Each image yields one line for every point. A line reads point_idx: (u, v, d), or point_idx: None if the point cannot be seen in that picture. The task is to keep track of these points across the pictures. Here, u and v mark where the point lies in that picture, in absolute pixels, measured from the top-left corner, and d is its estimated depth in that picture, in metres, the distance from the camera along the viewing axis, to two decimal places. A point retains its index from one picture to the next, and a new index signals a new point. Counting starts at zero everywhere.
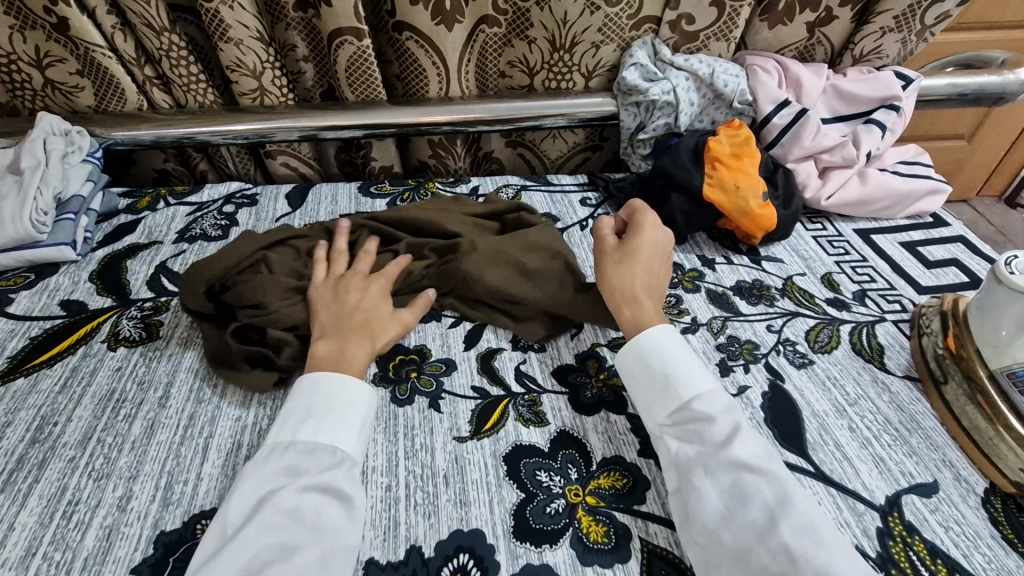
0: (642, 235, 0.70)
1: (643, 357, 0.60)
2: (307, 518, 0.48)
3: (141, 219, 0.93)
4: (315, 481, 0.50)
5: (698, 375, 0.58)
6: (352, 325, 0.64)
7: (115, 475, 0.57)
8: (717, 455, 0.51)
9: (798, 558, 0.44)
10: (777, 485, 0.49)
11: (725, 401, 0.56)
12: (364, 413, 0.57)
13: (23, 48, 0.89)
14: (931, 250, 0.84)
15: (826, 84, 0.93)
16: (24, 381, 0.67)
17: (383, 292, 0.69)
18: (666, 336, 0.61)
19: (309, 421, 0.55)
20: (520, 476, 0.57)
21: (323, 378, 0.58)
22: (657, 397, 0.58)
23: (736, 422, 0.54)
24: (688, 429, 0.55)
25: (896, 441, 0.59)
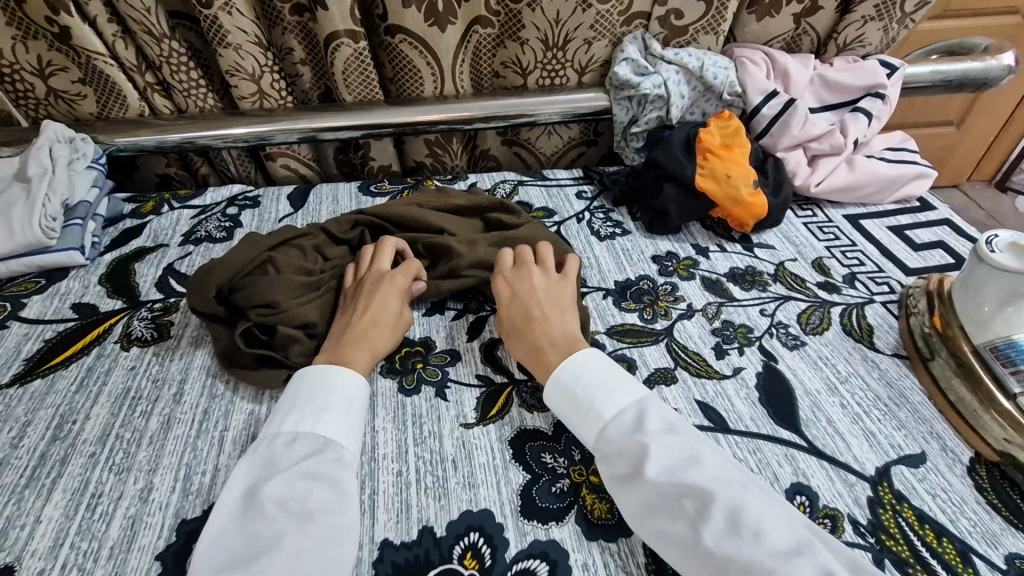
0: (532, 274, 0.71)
1: (558, 395, 0.60)
2: (297, 503, 0.50)
3: (146, 223, 0.95)
4: (298, 469, 0.53)
5: (603, 398, 0.57)
6: (362, 323, 0.67)
7: (135, 468, 0.60)
8: (633, 483, 0.51)
9: (724, 566, 0.44)
10: (695, 492, 0.48)
11: (633, 417, 0.55)
12: (349, 397, 0.60)
13: (25, 58, 0.91)
14: (918, 233, 0.87)
15: (813, 74, 0.95)
16: (42, 382, 0.69)
17: (396, 289, 0.70)
18: (570, 368, 0.60)
19: (292, 413, 0.58)
20: (525, 458, 0.59)
21: (311, 374, 0.61)
22: (579, 428, 0.58)
23: (641, 440, 0.52)
24: (607, 460, 0.54)
25: (885, 416, 0.62)
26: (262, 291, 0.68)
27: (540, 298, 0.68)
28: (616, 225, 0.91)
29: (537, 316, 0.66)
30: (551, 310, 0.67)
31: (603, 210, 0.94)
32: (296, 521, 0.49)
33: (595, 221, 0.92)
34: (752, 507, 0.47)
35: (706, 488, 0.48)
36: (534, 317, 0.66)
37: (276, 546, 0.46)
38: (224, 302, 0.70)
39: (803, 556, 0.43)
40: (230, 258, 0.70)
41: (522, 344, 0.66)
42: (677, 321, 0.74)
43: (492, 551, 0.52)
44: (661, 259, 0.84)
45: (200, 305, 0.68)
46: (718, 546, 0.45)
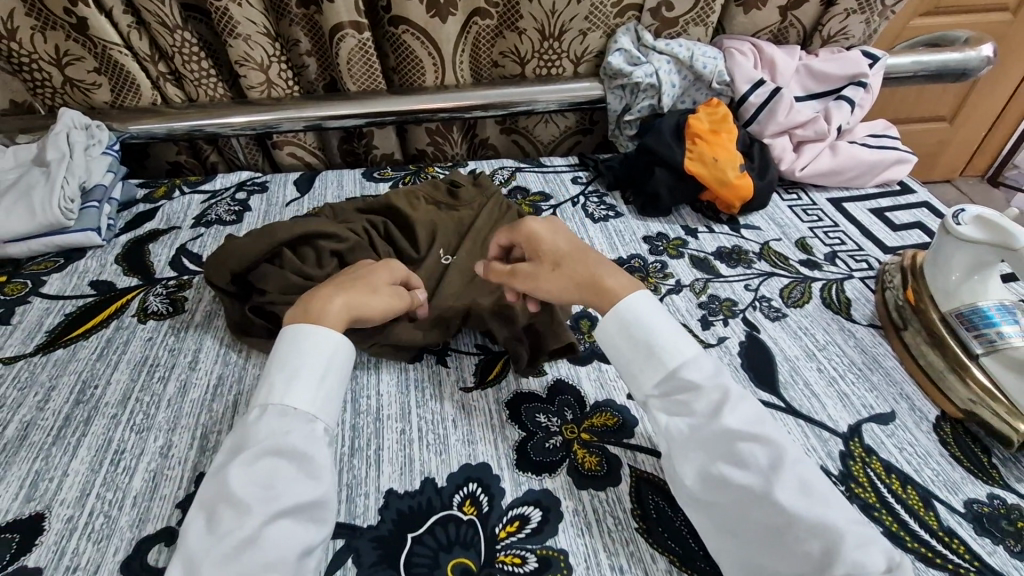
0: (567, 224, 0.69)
1: (616, 336, 0.59)
2: (263, 479, 0.50)
3: (158, 207, 0.99)
4: (266, 445, 0.52)
5: (680, 345, 0.57)
6: (339, 283, 0.64)
7: (155, 428, 0.63)
8: (711, 425, 0.52)
9: (793, 519, 0.46)
10: (769, 447, 0.50)
11: (710, 367, 0.56)
12: (321, 365, 0.57)
13: (43, 49, 0.95)
14: (897, 215, 0.91)
15: (799, 64, 0.99)
16: (64, 351, 0.73)
17: (388, 271, 0.68)
18: (635, 307, 0.59)
19: (267, 382, 0.56)
20: (521, 418, 0.63)
21: (290, 331, 0.59)
22: (643, 365, 0.57)
23: (723, 389, 0.54)
24: (678, 401, 0.55)
25: (858, 379, 0.66)
26: (273, 277, 0.72)
27: (572, 238, 0.66)
28: (610, 208, 0.95)
29: (566, 251, 0.65)
30: (584, 245, 0.66)
31: (597, 194, 0.98)
32: (260, 499, 0.49)
33: (590, 204, 0.96)
34: (818, 477, 0.50)
35: (780, 449, 0.50)
36: (566, 251, 0.65)
37: (240, 526, 0.47)
38: (238, 280, 0.74)
39: (863, 525, 0.47)
40: (245, 244, 0.73)
41: (559, 277, 0.63)
42: (666, 296, 0.78)
43: (489, 498, 0.56)
44: (651, 240, 0.88)
45: (216, 279, 0.72)
46: (789, 501, 0.47)
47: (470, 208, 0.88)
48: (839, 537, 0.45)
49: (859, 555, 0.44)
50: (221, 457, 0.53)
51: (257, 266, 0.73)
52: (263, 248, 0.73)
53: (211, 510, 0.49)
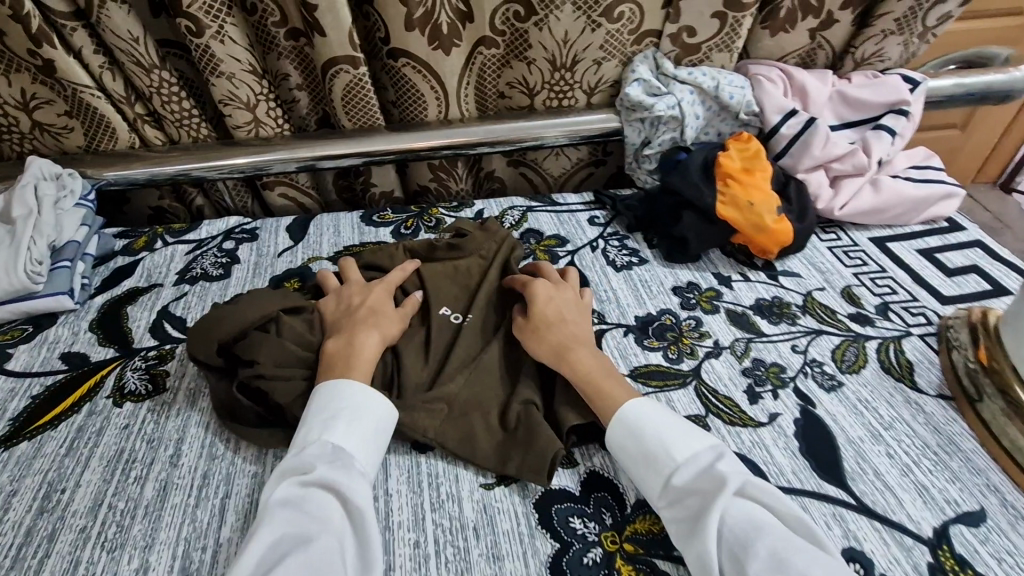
0: (562, 294, 0.71)
1: (620, 444, 0.57)
2: (319, 509, 0.50)
3: (138, 261, 0.90)
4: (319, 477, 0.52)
5: (676, 440, 0.55)
6: (356, 318, 0.67)
7: (130, 545, 0.55)
8: (702, 531, 0.49)
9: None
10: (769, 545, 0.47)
11: (710, 464, 0.53)
12: (365, 404, 0.58)
13: (8, 92, 0.86)
14: (949, 257, 0.83)
15: (832, 90, 0.91)
16: (28, 445, 0.64)
17: (385, 289, 0.72)
18: (638, 410, 0.58)
19: (319, 418, 0.57)
20: (553, 524, 0.55)
21: (317, 388, 0.60)
22: (646, 472, 0.55)
23: (717, 488, 0.51)
24: (678, 507, 0.52)
25: (936, 467, 0.58)
26: (268, 350, 0.63)
27: (563, 305, 0.69)
28: (632, 253, 0.87)
29: (554, 319, 0.67)
30: (570, 316, 0.68)
31: (617, 237, 0.90)
32: (319, 527, 0.49)
33: (610, 249, 0.88)
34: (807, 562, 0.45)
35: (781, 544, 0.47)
36: (563, 320, 0.67)
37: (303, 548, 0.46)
38: (226, 353, 0.65)
39: None
40: (236, 312, 0.66)
41: (539, 345, 0.65)
42: (704, 361, 0.70)
43: None
44: (681, 291, 0.80)
45: (200, 352, 0.64)
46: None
47: (475, 256, 0.79)
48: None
49: None
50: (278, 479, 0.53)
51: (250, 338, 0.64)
52: (256, 316, 0.66)
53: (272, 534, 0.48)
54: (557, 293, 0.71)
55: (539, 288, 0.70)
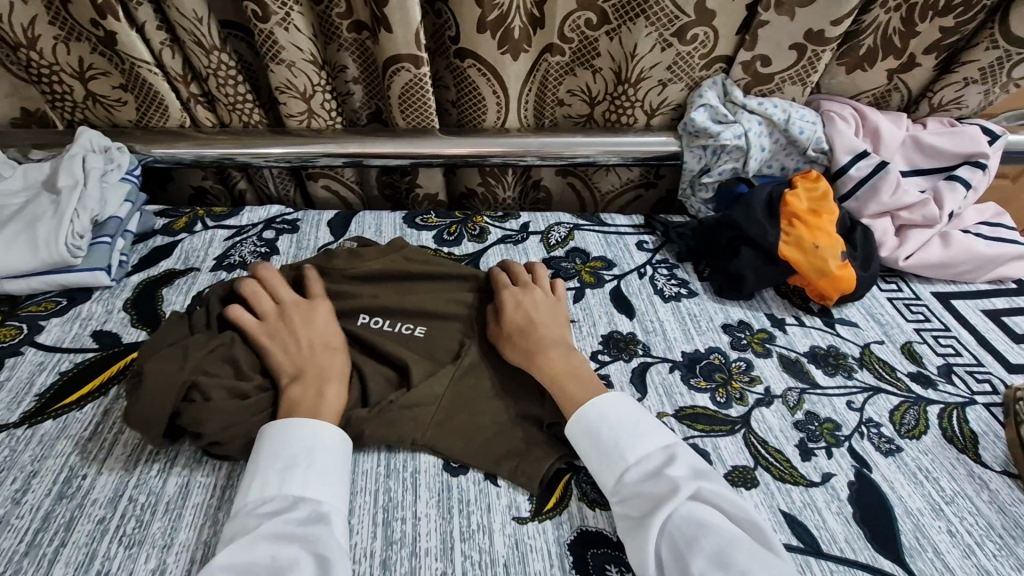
0: (537, 295, 0.73)
1: (579, 441, 0.59)
2: (263, 571, 0.46)
3: (177, 242, 0.89)
4: (268, 529, 0.49)
5: (630, 439, 0.57)
6: (313, 356, 0.63)
7: (148, 542, 0.53)
8: (649, 524, 0.51)
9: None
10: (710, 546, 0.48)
11: (661, 465, 0.55)
12: (328, 444, 0.56)
13: (65, 60, 0.85)
14: (1017, 322, 0.79)
15: (905, 134, 0.87)
16: (53, 424, 0.62)
17: (325, 315, 0.67)
18: (597, 407, 0.59)
19: (260, 471, 0.53)
20: (588, 569, 0.53)
21: (266, 431, 0.56)
22: (602, 468, 0.57)
23: (665, 486, 0.53)
24: (628, 503, 0.54)
25: (1001, 551, 0.54)
26: (213, 414, 0.56)
27: (537, 307, 0.71)
28: (681, 284, 0.84)
29: (521, 317, 0.68)
30: (540, 315, 0.70)
31: (666, 265, 0.87)
32: None
33: (659, 278, 0.84)
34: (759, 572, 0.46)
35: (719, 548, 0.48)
36: (534, 320, 0.68)
37: None
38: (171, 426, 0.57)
39: None
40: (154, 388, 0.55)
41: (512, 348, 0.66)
42: (754, 409, 0.66)
43: None
44: (732, 330, 0.76)
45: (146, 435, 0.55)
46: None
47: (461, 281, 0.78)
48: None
49: None
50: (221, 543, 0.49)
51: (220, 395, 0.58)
52: (178, 387, 0.56)
53: None
54: (529, 296, 0.72)
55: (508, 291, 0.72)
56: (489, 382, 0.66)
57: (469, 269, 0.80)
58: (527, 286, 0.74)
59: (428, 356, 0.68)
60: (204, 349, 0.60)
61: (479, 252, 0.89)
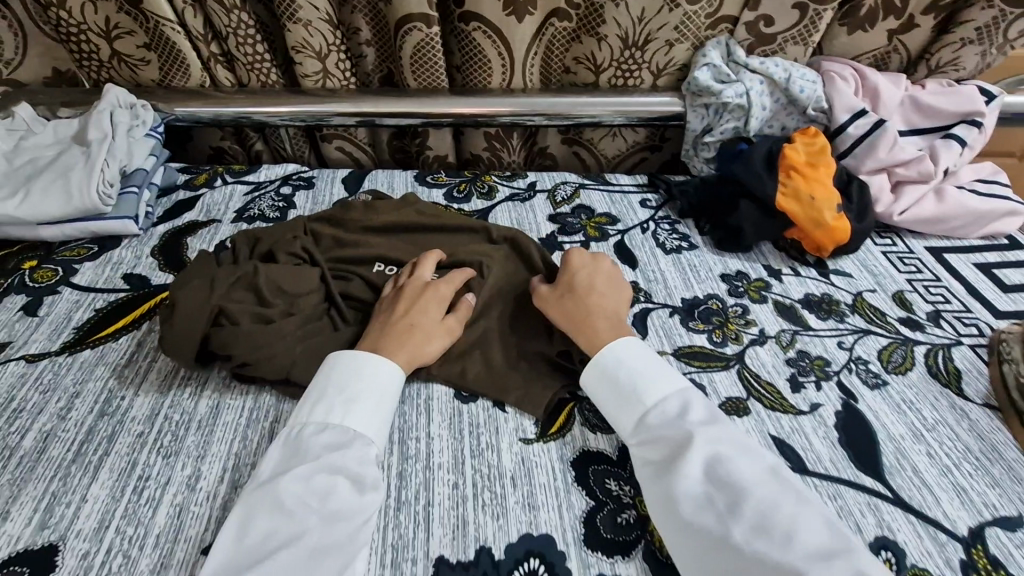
0: (602, 266, 0.71)
1: (599, 381, 0.60)
2: (317, 500, 0.49)
3: (198, 196, 0.93)
4: (321, 460, 0.51)
5: (649, 384, 0.58)
6: (396, 330, 0.63)
7: (184, 453, 0.57)
8: (669, 468, 0.51)
9: (754, 566, 0.44)
10: (732, 489, 0.48)
11: (681, 409, 0.55)
12: (377, 387, 0.58)
13: (92, 19, 0.89)
14: (1007, 274, 0.81)
15: (904, 94, 0.89)
16: (91, 353, 0.67)
17: (438, 299, 0.66)
18: (616, 353, 0.60)
19: (324, 400, 0.56)
20: (589, 483, 0.56)
21: (337, 365, 0.59)
22: (621, 413, 0.58)
23: (686, 429, 0.53)
24: (646, 446, 0.55)
25: (977, 471, 0.58)
26: (240, 338, 0.60)
27: (600, 275, 0.70)
28: (682, 238, 0.87)
29: (573, 285, 0.68)
30: (596, 282, 0.68)
31: (668, 221, 0.90)
32: (315, 514, 0.48)
33: (661, 232, 0.88)
34: (787, 513, 0.47)
35: (741, 489, 0.48)
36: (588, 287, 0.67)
37: (297, 540, 0.46)
38: (202, 350, 0.62)
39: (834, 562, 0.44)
40: (184, 315, 0.60)
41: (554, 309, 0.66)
42: (748, 347, 0.70)
43: None
44: (730, 279, 0.80)
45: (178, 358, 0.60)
46: (746, 545, 0.45)
47: (470, 228, 0.82)
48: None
49: None
50: (274, 465, 0.52)
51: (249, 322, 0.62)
52: (206, 313, 0.61)
53: (264, 526, 0.47)
54: (597, 268, 0.70)
55: (576, 260, 0.71)
56: (499, 322, 0.70)
57: (477, 221, 0.83)
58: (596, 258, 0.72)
59: None
60: (228, 280, 0.64)
61: (487, 208, 0.93)
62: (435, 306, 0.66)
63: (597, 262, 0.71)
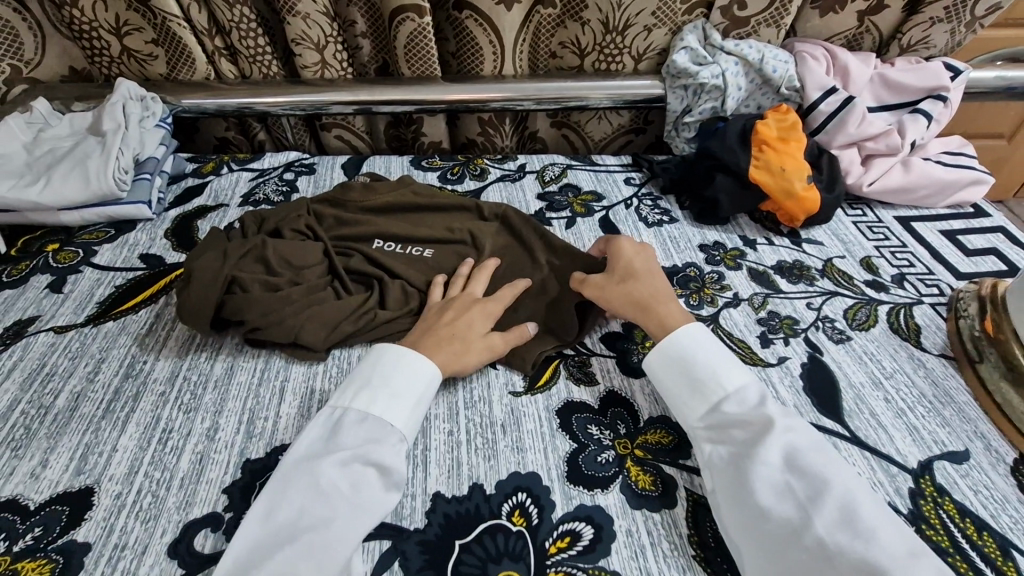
0: (658, 264, 0.73)
1: (670, 364, 0.61)
2: (348, 487, 0.51)
3: (206, 183, 0.99)
4: (356, 450, 0.53)
5: (724, 371, 0.59)
6: (441, 334, 0.64)
7: (203, 409, 0.63)
8: (750, 454, 0.53)
9: (833, 554, 0.45)
10: (814, 481, 0.50)
11: (756, 401, 0.57)
12: (413, 381, 0.59)
13: (104, 17, 0.94)
14: (970, 239, 0.86)
15: (874, 72, 0.94)
16: (114, 323, 0.72)
17: (485, 314, 0.68)
18: (690, 341, 0.62)
19: (366, 390, 0.58)
20: (572, 428, 0.62)
21: (383, 360, 0.61)
22: (690, 398, 0.59)
23: (766, 418, 0.55)
24: (722, 433, 0.56)
25: (929, 413, 0.63)
26: (252, 304, 0.66)
27: (655, 269, 0.72)
28: (664, 212, 0.92)
29: (639, 273, 0.71)
30: (657, 271, 0.72)
31: (651, 197, 0.95)
32: (345, 500, 0.50)
33: (643, 208, 0.93)
34: (867, 509, 0.48)
35: (824, 482, 0.49)
36: (650, 271, 0.71)
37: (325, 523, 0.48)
38: (216, 318, 0.67)
39: (914, 560, 0.45)
40: (200, 285, 0.66)
41: (619, 289, 0.69)
42: (723, 309, 0.75)
43: (539, 510, 0.54)
44: (707, 248, 0.85)
45: (195, 326, 0.65)
46: (828, 534, 0.46)
47: (460, 206, 0.87)
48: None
49: None
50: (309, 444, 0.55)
51: (259, 290, 0.68)
52: (219, 283, 0.66)
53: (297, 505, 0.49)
54: (653, 266, 0.72)
55: (633, 256, 0.73)
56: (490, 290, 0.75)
57: (467, 200, 0.88)
58: (651, 257, 0.74)
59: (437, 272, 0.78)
60: (239, 253, 0.70)
61: (480, 188, 0.98)
62: (478, 319, 0.67)
63: (653, 262, 0.73)
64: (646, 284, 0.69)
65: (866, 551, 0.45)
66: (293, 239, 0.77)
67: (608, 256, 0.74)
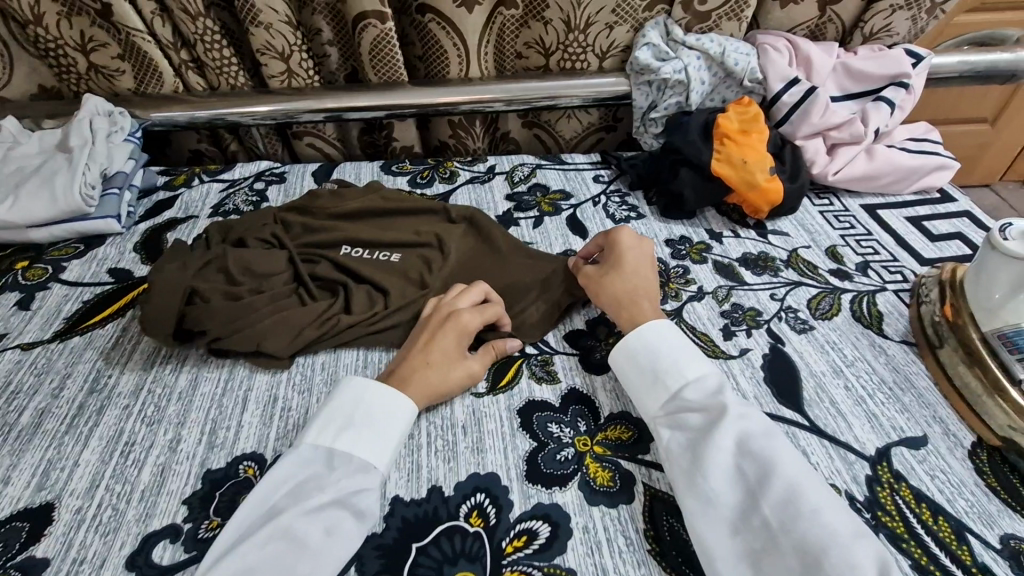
0: (645, 260, 0.73)
1: (630, 356, 0.62)
2: (319, 530, 0.49)
3: (177, 196, 0.99)
4: (330, 494, 0.51)
5: (687, 362, 0.60)
6: (416, 362, 0.62)
7: (166, 421, 0.63)
8: (703, 439, 0.53)
9: (777, 534, 0.46)
10: (762, 463, 0.50)
11: (717, 389, 0.57)
12: (393, 420, 0.58)
13: (68, 34, 0.95)
14: (936, 224, 0.86)
15: (836, 61, 0.94)
16: (80, 338, 0.73)
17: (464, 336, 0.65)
18: (657, 333, 0.62)
19: (349, 430, 0.56)
20: (532, 427, 0.62)
21: (361, 390, 0.58)
22: (650, 389, 0.60)
23: (722, 405, 0.55)
24: (680, 419, 0.57)
25: (889, 399, 0.63)
26: (213, 313, 0.66)
27: (641, 264, 0.72)
28: (631, 209, 0.92)
29: (626, 266, 0.71)
30: (644, 265, 0.72)
31: (619, 194, 0.95)
32: (314, 544, 0.48)
33: (611, 205, 0.93)
34: (813, 489, 0.48)
35: (772, 464, 0.50)
36: (622, 262, 0.71)
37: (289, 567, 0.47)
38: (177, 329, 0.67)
39: (856, 540, 0.45)
40: (161, 297, 0.66)
41: (601, 283, 0.70)
42: (687, 303, 0.75)
43: (497, 510, 0.55)
44: (674, 243, 0.85)
45: (155, 338, 0.65)
46: (772, 515, 0.47)
47: (426, 209, 0.87)
48: (819, 557, 0.44)
49: (847, 569, 0.43)
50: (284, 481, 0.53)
51: (220, 300, 0.68)
52: (179, 294, 0.67)
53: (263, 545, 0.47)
54: (641, 263, 0.72)
55: (622, 251, 0.72)
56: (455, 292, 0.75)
57: (433, 203, 0.89)
58: (643, 253, 0.74)
59: (401, 276, 0.78)
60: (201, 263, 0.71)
61: (449, 191, 0.98)
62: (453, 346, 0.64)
63: (643, 260, 0.72)
64: (626, 281, 0.69)
65: (806, 530, 0.45)
66: (258, 248, 0.78)
67: (606, 248, 0.75)
